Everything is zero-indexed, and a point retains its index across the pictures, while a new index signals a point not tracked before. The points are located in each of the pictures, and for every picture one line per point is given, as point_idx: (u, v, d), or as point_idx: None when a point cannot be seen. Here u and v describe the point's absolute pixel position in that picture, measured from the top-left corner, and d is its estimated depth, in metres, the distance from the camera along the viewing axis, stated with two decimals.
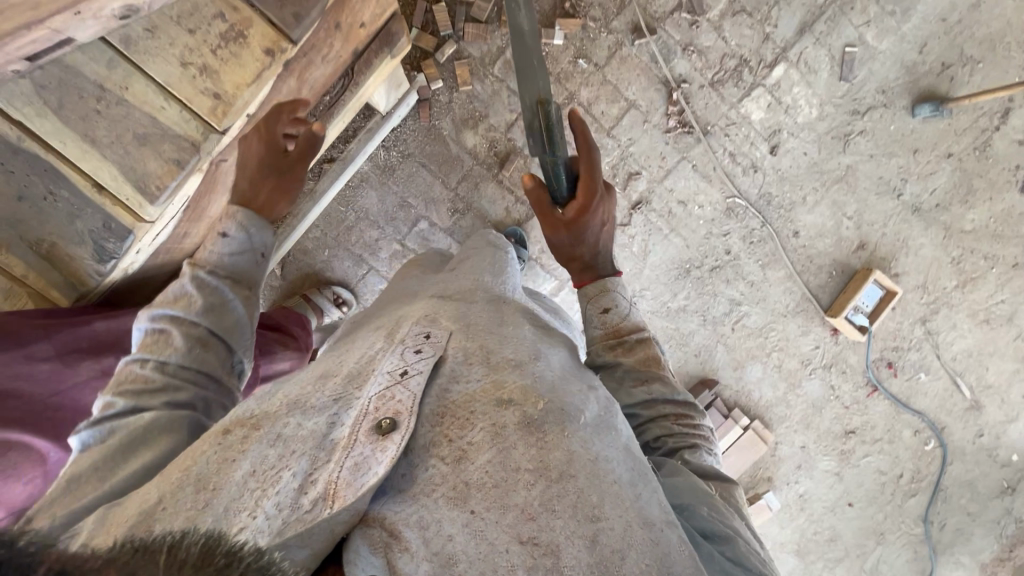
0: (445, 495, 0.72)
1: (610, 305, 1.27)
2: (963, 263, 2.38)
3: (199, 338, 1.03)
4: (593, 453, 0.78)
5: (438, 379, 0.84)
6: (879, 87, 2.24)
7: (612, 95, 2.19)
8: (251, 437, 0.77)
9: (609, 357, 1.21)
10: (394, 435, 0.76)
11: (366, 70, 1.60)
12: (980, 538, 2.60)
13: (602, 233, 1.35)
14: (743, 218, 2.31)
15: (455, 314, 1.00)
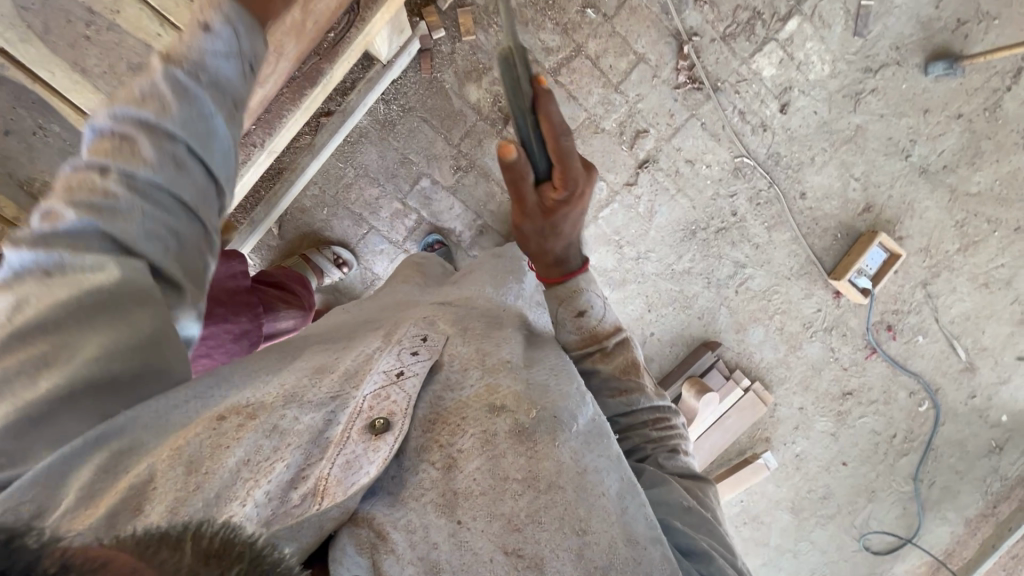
0: (435, 502, 0.79)
1: (588, 308, 1.25)
2: (967, 226, 2.38)
3: (179, 173, 0.77)
4: (582, 467, 0.85)
5: (433, 385, 0.91)
6: (893, 44, 2.18)
7: (621, 48, 2.10)
8: (246, 427, 0.79)
9: (587, 365, 1.23)
10: (387, 436, 0.82)
11: None
12: (966, 495, 2.68)
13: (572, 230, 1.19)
14: (750, 178, 2.27)
15: (452, 319, 1.08)
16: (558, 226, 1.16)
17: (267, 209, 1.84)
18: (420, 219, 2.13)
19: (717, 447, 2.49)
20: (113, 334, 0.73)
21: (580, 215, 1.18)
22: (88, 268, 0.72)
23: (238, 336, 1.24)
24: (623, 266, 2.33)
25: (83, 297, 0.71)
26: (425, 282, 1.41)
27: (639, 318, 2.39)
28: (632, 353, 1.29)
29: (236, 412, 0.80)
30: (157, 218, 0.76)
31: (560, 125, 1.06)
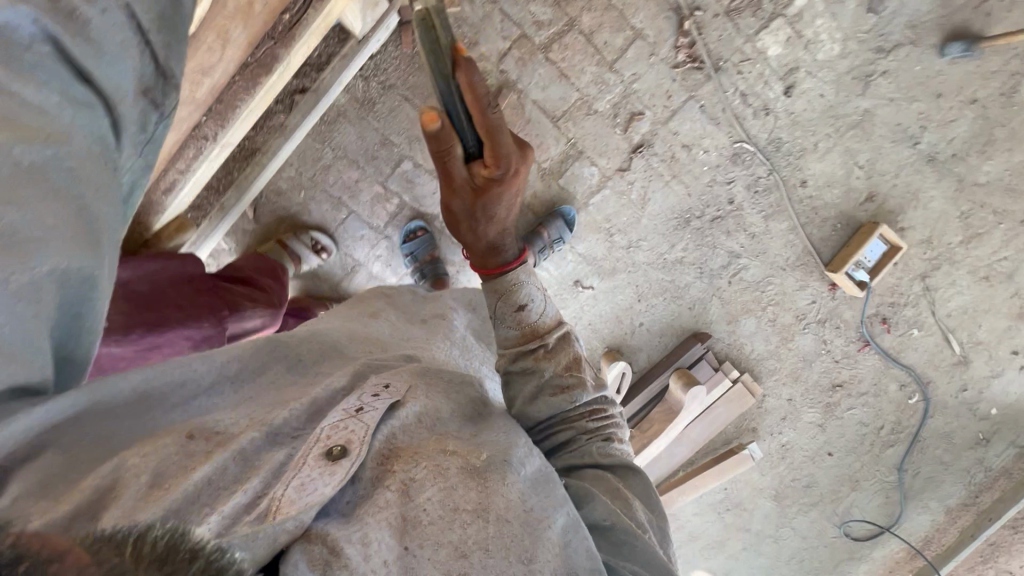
0: (391, 524, 0.78)
1: (526, 301, 1.22)
2: (971, 218, 2.28)
3: None
4: (529, 505, 0.88)
5: (390, 421, 0.93)
6: (909, 22, 2.04)
7: (617, 23, 1.96)
8: (217, 451, 0.79)
9: (529, 362, 1.21)
10: (344, 461, 0.81)
11: None
12: (948, 486, 2.65)
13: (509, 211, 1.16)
14: (749, 164, 2.16)
15: (415, 375, 1.09)
16: (490, 208, 1.12)
17: (237, 193, 1.75)
18: (401, 204, 2.04)
19: (703, 438, 2.47)
20: (65, 187, 0.73)
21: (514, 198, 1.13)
22: (31, 96, 0.72)
23: (196, 343, 1.21)
24: (612, 254, 2.26)
25: (38, 135, 0.71)
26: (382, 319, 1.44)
27: (627, 308, 2.34)
28: (575, 347, 1.27)
29: (206, 434, 0.83)
30: (111, 33, 0.83)
31: (486, 98, 1.01)
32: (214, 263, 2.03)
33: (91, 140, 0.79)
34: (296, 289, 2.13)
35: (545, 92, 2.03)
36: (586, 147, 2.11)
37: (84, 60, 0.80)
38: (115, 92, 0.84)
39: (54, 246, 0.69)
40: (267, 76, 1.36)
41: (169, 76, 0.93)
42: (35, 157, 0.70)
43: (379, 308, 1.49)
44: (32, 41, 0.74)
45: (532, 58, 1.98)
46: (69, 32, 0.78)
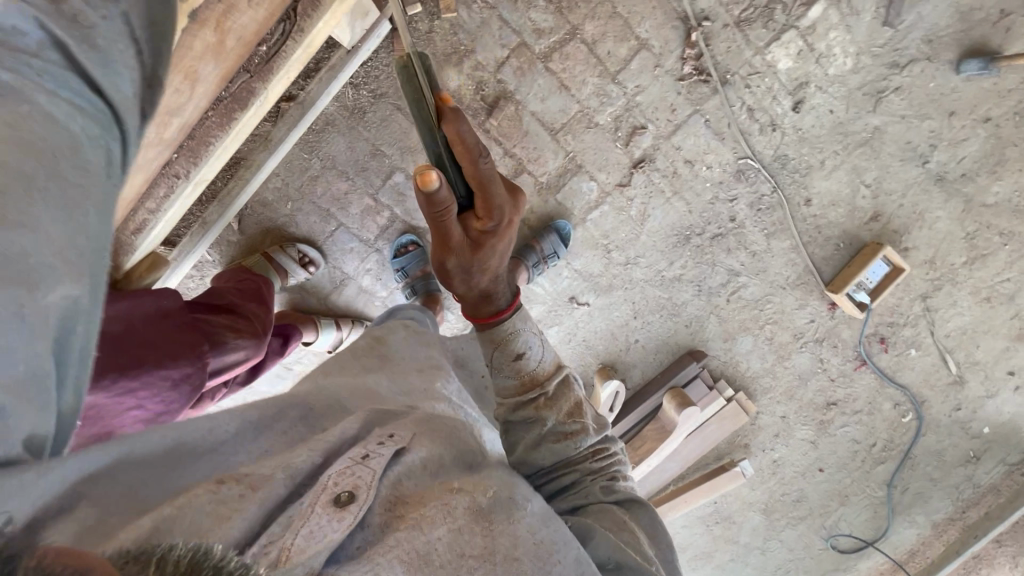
0: (401, 560, 0.71)
1: (524, 348, 1.16)
2: (977, 238, 2.19)
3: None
4: (539, 539, 0.81)
5: (397, 465, 0.86)
6: (925, 36, 1.95)
7: (622, 32, 1.88)
8: (247, 496, 0.72)
9: (529, 411, 1.13)
10: (353, 506, 0.74)
11: (313, 10, 1.31)
12: (937, 501, 2.65)
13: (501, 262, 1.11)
14: (753, 181, 2.09)
15: (415, 424, 1.02)
16: (486, 261, 1.05)
17: (219, 209, 1.68)
18: (393, 217, 1.97)
19: (695, 454, 2.46)
20: (77, 199, 0.56)
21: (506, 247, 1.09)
22: (39, 103, 0.56)
23: (175, 382, 1.12)
24: (609, 271, 2.20)
25: (41, 143, 0.54)
26: (376, 364, 1.36)
27: (623, 325, 2.29)
28: (574, 389, 1.21)
29: (235, 478, 0.76)
30: (118, 43, 0.65)
31: (477, 147, 0.98)
32: (198, 275, 1.97)
33: (100, 156, 0.61)
34: (286, 301, 2.08)
35: (544, 104, 1.95)
36: (585, 161, 2.04)
37: (89, 65, 0.61)
38: (123, 104, 0.65)
39: (57, 271, 0.53)
40: (242, 112, 1.31)
41: (158, 86, 0.72)
42: (45, 170, 0.53)
43: (369, 355, 1.37)
44: (36, 45, 0.58)
45: (532, 68, 1.90)
46: (69, 34, 0.61)
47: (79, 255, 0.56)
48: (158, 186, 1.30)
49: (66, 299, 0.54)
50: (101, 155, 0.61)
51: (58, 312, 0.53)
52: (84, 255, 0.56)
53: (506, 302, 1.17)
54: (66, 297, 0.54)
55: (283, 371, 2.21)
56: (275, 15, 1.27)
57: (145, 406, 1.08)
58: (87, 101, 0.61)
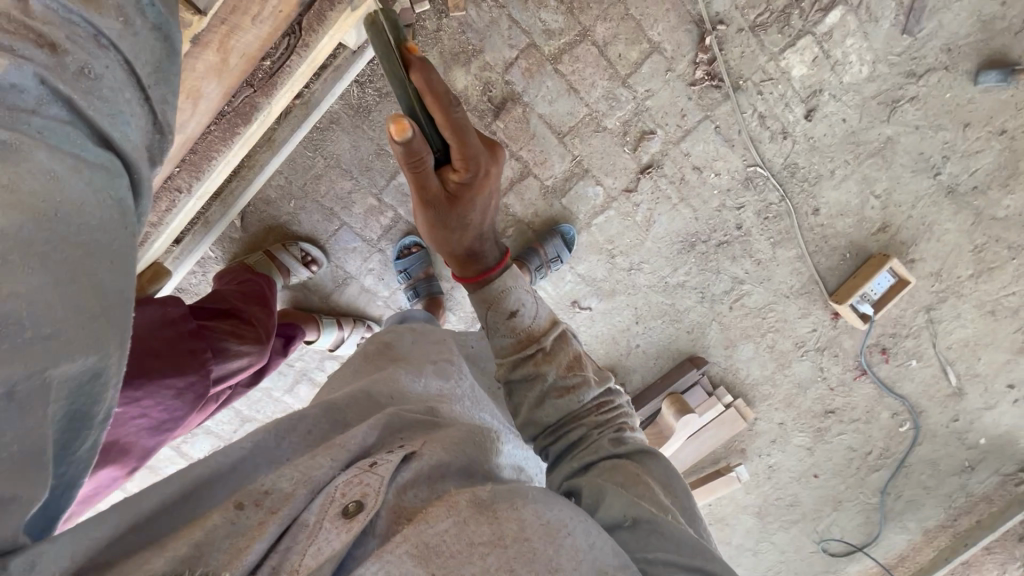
0: (410, 554, 0.69)
1: (518, 306, 1.08)
2: (985, 251, 2.14)
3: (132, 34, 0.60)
4: (546, 517, 0.76)
5: (405, 467, 0.81)
6: (945, 45, 1.84)
7: (633, 34, 1.84)
8: (269, 522, 0.72)
9: (529, 368, 1.06)
10: (361, 515, 0.71)
11: (317, 24, 1.38)
12: (929, 508, 2.68)
13: (487, 214, 1.06)
14: (761, 190, 2.06)
15: (425, 429, 0.97)
16: (465, 216, 1.00)
17: (223, 209, 1.70)
18: (396, 217, 1.96)
19: (692, 456, 2.50)
20: (78, 263, 0.51)
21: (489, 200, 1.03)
22: (40, 161, 0.49)
23: (179, 392, 1.12)
24: (613, 276, 2.20)
25: (45, 204, 0.49)
26: (390, 357, 1.29)
27: (624, 329, 2.30)
28: (573, 346, 1.12)
29: (258, 499, 0.75)
30: (122, 89, 0.59)
31: (447, 96, 0.91)
32: (201, 271, 1.96)
33: (108, 209, 0.55)
34: (289, 298, 2.07)
35: (552, 106, 1.93)
36: (592, 165, 2.02)
37: (98, 119, 0.55)
38: (134, 154, 0.60)
39: (56, 349, 0.49)
40: (245, 126, 1.43)
41: (167, 130, 0.67)
42: (44, 237, 0.48)
43: (386, 354, 1.31)
44: (36, 100, 0.50)
45: (541, 69, 1.88)
46: (75, 89, 0.53)
47: (85, 326, 0.51)
48: (162, 199, 1.46)
49: (75, 371, 0.51)
50: (112, 208, 0.55)
51: (61, 388, 0.50)
52: (94, 321, 0.51)
53: (494, 261, 1.10)
54: (70, 374, 0.50)
55: (285, 367, 2.22)
56: (279, 32, 1.34)
57: (149, 414, 1.08)
58: (94, 154, 0.54)
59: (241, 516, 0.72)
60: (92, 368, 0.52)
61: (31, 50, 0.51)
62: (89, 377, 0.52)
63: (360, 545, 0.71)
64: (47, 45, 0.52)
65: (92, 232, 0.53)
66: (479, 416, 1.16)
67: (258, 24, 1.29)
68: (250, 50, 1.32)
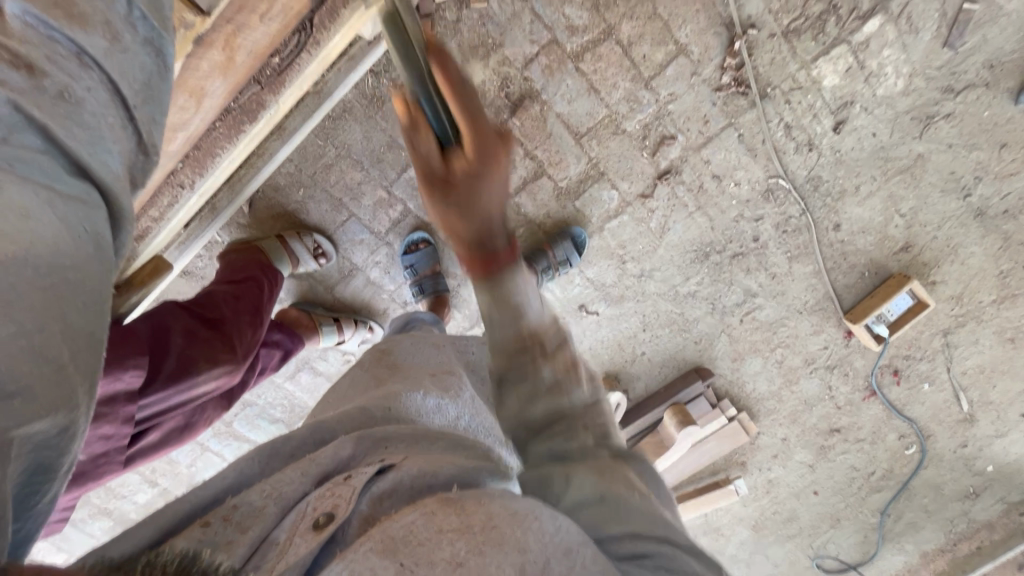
0: (374, 550, 0.64)
1: (524, 301, 0.87)
2: (1011, 278, 2.07)
3: (116, 51, 0.63)
4: (512, 507, 0.71)
5: (379, 481, 0.80)
6: (987, 61, 1.75)
7: (659, 35, 1.77)
8: (238, 542, 0.71)
9: (527, 352, 0.87)
10: (330, 525, 0.70)
11: (330, 21, 1.35)
12: (929, 532, 2.64)
13: (491, 195, 0.83)
14: (782, 203, 2.00)
15: (410, 444, 0.96)
16: (464, 200, 0.82)
17: (230, 196, 1.68)
18: (406, 211, 1.93)
19: (691, 466, 2.49)
20: (50, 312, 0.50)
21: (502, 195, 0.85)
22: (13, 196, 0.49)
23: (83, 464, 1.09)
24: (623, 281, 2.16)
25: (12, 243, 0.48)
26: (391, 367, 1.27)
27: (631, 336, 2.27)
28: None
29: (225, 515, 0.75)
30: (101, 113, 0.61)
31: (461, 80, 0.83)
32: (207, 255, 1.95)
33: (81, 244, 0.55)
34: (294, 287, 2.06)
35: (571, 105, 1.87)
36: (608, 168, 1.97)
37: (77, 148, 0.56)
38: (114, 182, 0.62)
39: (24, 407, 0.46)
40: (251, 123, 1.40)
41: (150, 151, 0.70)
42: (10, 281, 0.47)
43: (380, 363, 1.29)
44: (10, 129, 0.51)
45: (562, 67, 1.82)
46: (52, 116, 0.54)
47: (53, 379, 0.49)
48: (163, 194, 1.47)
49: (40, 431, 0.48)
50: (85, 245, 0.56)
51: (25, 447, 0.47)
52: (60, 371, 0.50)
53: (503, 245, 0.86)
54: (35, 432, 0.47)
55: None
56: (289, 28, 1.32)
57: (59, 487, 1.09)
58: (67, 183, 0.55)
59: (208, 533, 0.72)
60: (59, 422, 0.50)
61: (9, 73, 0.52)
62: (55, 432, 0.50)
63: (327, 553, 0.69)
64: (26, 68, 0.53)
65: (64, 269, 0.52)
66: (472, 426, 1.14)
67: (267, 22, 1.28)
68: (258, 48, 1.31)
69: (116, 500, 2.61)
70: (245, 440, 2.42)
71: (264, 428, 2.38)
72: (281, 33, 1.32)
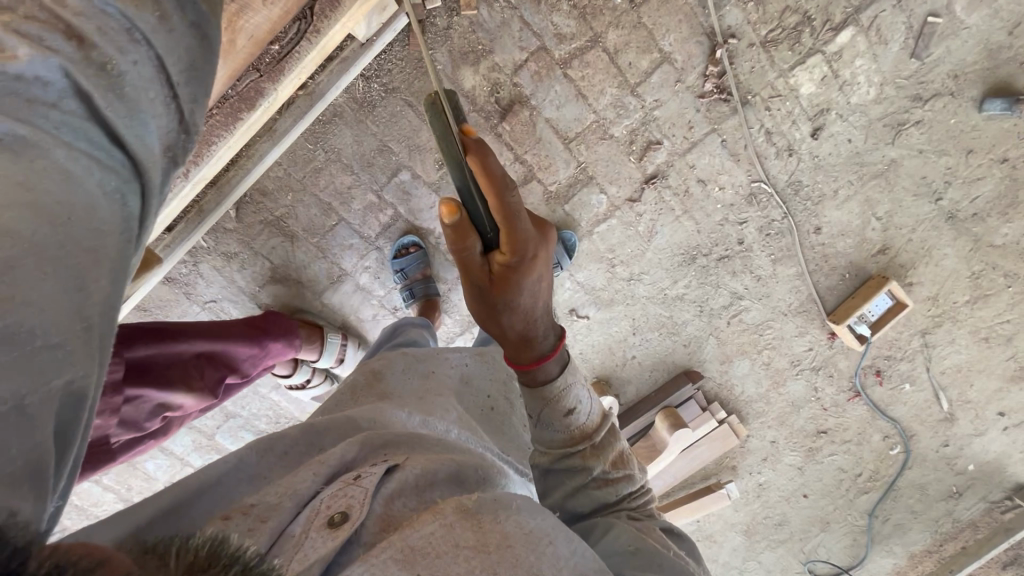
0: (394, 558, 0.63)
1: (575, 404, 1.01)
2: (982, 278, 2.14)
3: (165, 27, 0.72)
4: (527, 527, 0.71)
5: (392, 479, 0.79)
6: (952, 71, 1.85)
7: (645, 43, 1.83)
8: (258, 529, 0.69)
9: (574, 462, 1.02)
10: (348, 526, 0.69)
11: (329, 12, 1.39)
12: (915, 533, 2.67)
13: (540, 292, 0.97)
14: (765, 206, 2.05)
15: (408, 447, 0.95)
16: (513, 299, 0.94)
17: (217, 198, 1.67)
18: (396, 215, 1.92)
19: (684, 471, 2.49)
20: (88, 272, 0.60)
21: (541, 281, 0.96)
22: (56, 160, 0.61)
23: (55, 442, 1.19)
24: (612, 285, 2.18)
25: (54, 209, 0.58)
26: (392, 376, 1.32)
27: (621, 340, 2.28)
28: (617, 441, 1.09)
29: (244, 510, 0.73)
30: (147, 87, 0.70)
31: (503, 179, 0.86)
32: (192, 260, 1.92)
33: (110, 210, 0.65)
34: (281, 296, 2.01)
35: (559, 111, 1.91)
36: (596, 173, 2.00)
37: (115, 118, 0.67)
38: (148, 158, 0.71)
39: (61, 356, 0.55)
40: (248, 111, 1.41)
41: (192, 130, 0.78)
42: (58, 239, 0.58)
43: (370, 388, 1.26)
44: (57, 96, 0.63)
45: (550, 74, 1.86)
46: (96, 87, 0.66)
47: (82, 337, 0.58)
48: None
49: (69, 388, 0.56)
50: (112, 209, 0.65)
51: (61, 401, 0.55)
52: (89, 330, 0.59)
53: (550, 347, 1.01)
54: (67, 384, 0.56)
55: None
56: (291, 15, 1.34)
57: None
58: (105, 153, 0.65)
59: (228, 525, 0.70)
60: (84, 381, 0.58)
61: (59, 42, 0.64)
62: (82, 393, 0.58)
63: (346, 552, 0.67)
64: (76, 39, 0.65)
65: (93, 235, 0.62)
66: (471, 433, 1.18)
67: (269, 7, 1.31)
68: (258, 33, 1.32)
69: (88, 522, 2.49)
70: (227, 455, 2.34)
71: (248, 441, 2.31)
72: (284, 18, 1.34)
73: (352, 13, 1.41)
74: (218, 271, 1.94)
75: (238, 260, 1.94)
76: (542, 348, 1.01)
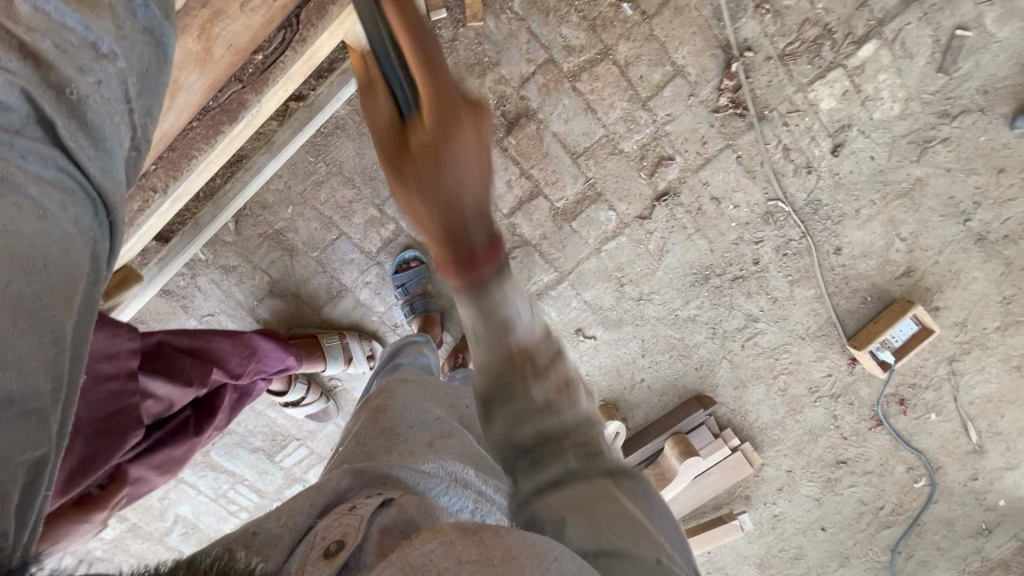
0: None
1: None
2: (1015, 304, 2.02)
3: (123, 41, 0.69)
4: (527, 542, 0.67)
5: (388, 510, 0.75)
6: (982, 86, 1.76)
7: (657, 56, 1.77)
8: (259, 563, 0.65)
9: None
10: (342, 554, 0.65)
11: (315, 20, 1.36)
12: (941, 571, 2.51)
13: (477, 172, 0.68)
14: (782, 225, 1.97)
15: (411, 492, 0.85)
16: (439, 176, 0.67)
17: (214, 210, 1.63)
18: (398, 230, 1.88)
19: (694, 499, 2.37)
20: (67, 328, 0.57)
21: (473, 158, 0.68)
22: (28, 196, 0.55)
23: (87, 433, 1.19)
24: (620, 305, 2.10)
25: (33, 258, 0.55)
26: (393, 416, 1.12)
27: (630, 362, 2.20)
28: None
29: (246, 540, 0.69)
30: (110, 106, 0.67)
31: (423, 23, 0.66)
32: (189, 273, 1.88)
33: (85, 249, 0.62)
34: (279, 310, 1.97)
35: (567, 125, 1.85)
36: (606, 189, 1.94)
37: (81, 146, 0.63)
38: (113, 185, 0.68)
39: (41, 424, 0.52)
40: (230, 122, 1.38)
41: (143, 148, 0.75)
42: (34, 291, 0.54)
43: (374, 428, 1.08)
44: (21, 121, 0.57)
45: (558, 86, 1.80)
46: (58, 111, 0.61)
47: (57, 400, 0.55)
48: (135, 199, 1.40)
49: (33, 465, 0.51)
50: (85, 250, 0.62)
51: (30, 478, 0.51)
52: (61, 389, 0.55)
53: (484, 246, 0.69)
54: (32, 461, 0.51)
55: None
56: (275, 23, 1.34)
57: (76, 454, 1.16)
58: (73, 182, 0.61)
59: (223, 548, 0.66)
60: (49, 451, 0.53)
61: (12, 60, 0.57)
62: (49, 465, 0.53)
63: None
64: (31, 56, 0.59)
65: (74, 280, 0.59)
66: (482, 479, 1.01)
67: (248, 13, 1.30)
68: (238, 40, 1.31)
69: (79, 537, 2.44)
70: (222, 471, 2.29)
71: (243, 458, 2.26)
72: (266, 26, 1.33)
73: (339, 20, 1.37)
74: (216, 284, 1.90)
75: (236, 273, 1.90)
76: (477, 243, 0.69)
